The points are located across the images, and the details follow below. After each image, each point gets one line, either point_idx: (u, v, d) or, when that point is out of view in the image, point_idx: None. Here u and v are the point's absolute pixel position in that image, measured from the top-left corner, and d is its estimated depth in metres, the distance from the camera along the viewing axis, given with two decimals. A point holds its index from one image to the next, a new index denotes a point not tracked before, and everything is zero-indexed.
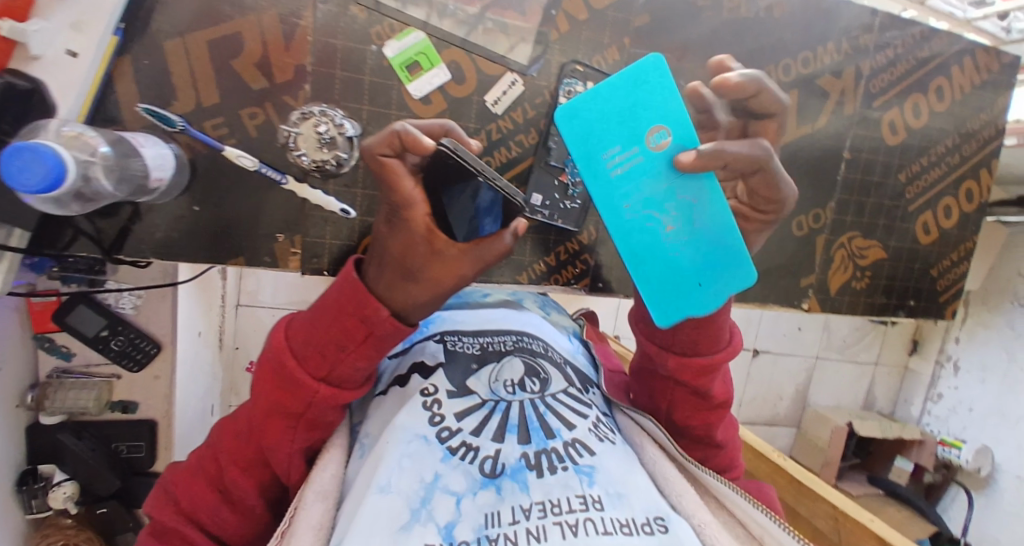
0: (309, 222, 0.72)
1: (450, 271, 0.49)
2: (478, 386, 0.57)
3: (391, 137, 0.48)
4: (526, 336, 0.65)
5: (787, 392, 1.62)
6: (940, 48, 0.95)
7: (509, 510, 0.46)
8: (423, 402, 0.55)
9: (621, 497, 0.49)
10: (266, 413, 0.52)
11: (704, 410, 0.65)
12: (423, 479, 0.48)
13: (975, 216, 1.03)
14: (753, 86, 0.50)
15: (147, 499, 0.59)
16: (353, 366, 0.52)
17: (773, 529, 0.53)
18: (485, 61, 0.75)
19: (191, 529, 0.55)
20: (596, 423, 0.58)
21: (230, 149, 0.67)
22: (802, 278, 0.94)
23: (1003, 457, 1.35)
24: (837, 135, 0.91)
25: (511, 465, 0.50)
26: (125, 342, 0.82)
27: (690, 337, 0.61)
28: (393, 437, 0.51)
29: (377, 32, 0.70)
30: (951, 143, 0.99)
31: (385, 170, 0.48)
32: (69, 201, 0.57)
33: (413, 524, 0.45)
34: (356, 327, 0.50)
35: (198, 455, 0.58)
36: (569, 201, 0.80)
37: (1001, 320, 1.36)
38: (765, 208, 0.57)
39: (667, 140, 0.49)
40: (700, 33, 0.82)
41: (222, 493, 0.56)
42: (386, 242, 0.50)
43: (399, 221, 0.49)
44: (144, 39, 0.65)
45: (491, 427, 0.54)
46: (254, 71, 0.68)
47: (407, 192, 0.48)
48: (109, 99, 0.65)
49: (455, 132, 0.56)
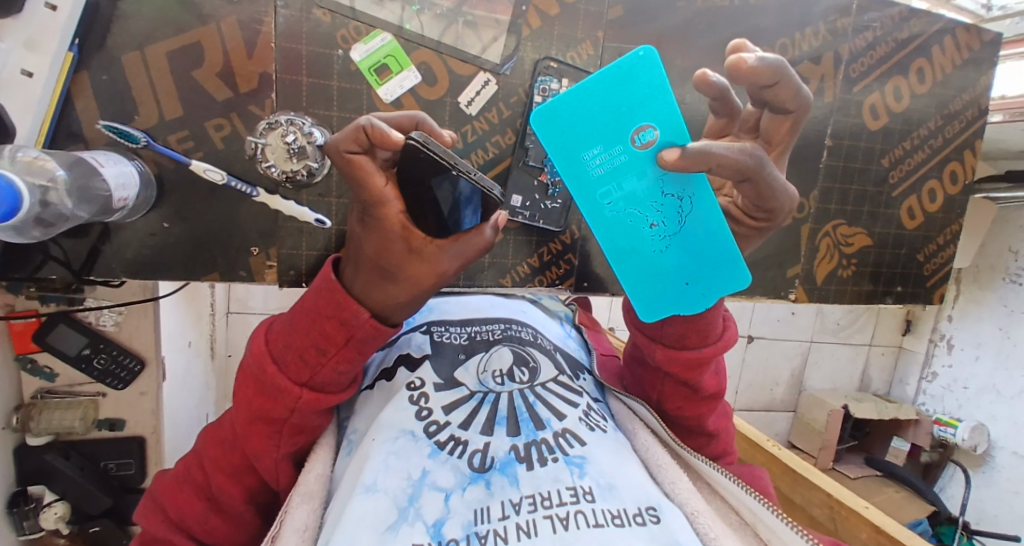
0: (283, 234, 0.71)
1: (428, 270, 0.47)
2: (466, 377, 0.56)
3: (356, 133, 0.45)
4: (514, 325, 0.65)
5: (783, 377, 1.62)
6: (919, 28, 0.94)
7: (499, 505, 0.45)
8: (410, 396, 0.54)
9: (614, 487, 0.47)
10: (249, 420, 0.51)
11: (695, 401, 0.64)
12: (411, 476, 0.47)
13: (960, 198, 1.03)
14: (768, 75, 0.46)
15: (136, 508, 0.58)
16: (336, 370, 0.51)
17: (767, 518, 0.51)
18: (456, 61, 0.73)
19: (181, 538, 0.54)
20: (587, 410, 0.57)
21: (198, 162, 0.66)
22: (789, 269, 0.94)
23: (1000, 433, 1.34)
24: (818, 122, 0.91)
25: (501, 459, 0.49)
26: (108, 360, 0.81)
27: (678, 329, 0.59)
28: (378, 435, 0.50)
29: (343, 36, 0.69)
30: (934, 125, 0.98)
31: (353, 168, 0.45)
32: (29, 227, 0.55)
33: (401, 524, 0.43)
34: (337, 331, 0.49)
35: (184, 463, 0.57)
36: (549, 201, 0.80)
37: (993, 296, 1.35)
38: (756, 215, 0.54)
39: (653, 138, 0.48)
40: (676, 23, 0.81)
41: (209, 502, 0.55)
42: (360, 242, 0.48)
43: (371, 221, 0.47)
44: (101, 54, 0.63)
45: (479, 421, 0.52)
46: (217, 81, 0.66)
47: (378, 190, 0.45)
48: (72, 117, 0.63)
49: (426, 124, 0.53)
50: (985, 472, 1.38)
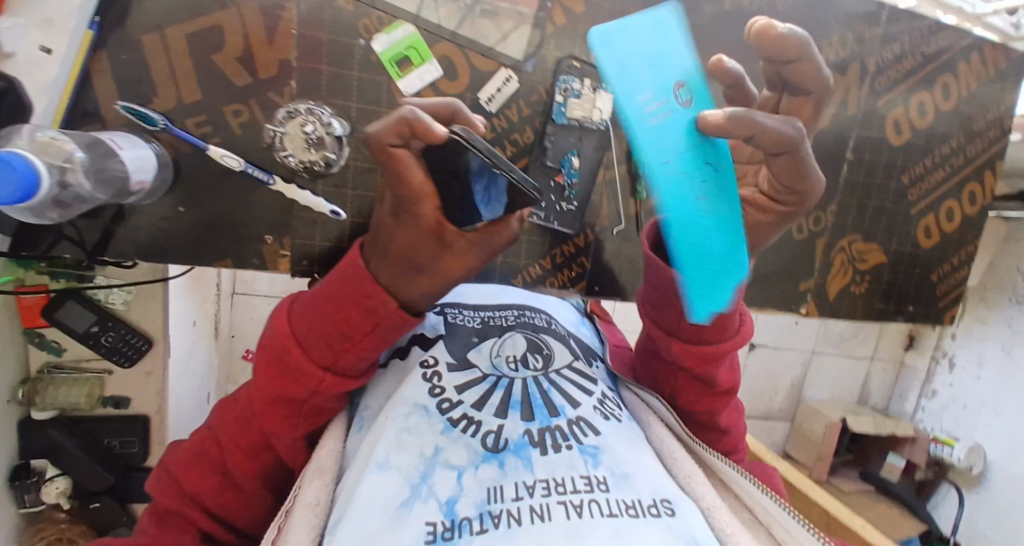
0: (296, 224, 0.71)
1: (458, 265, 0.49)
2: (479, 359, 0.57)
3: (398, 124, 0.43)
4: (528, 311, 0.66)
5: (784, 385, 1.62)
6: (947, 43, 0.93)
7: (512, 485, 0.44)
8: (423, 374, 0.55)
9: (628, 478, 0.46)
10: (268, 400, 0.52)
11: (708, 395, 0.64)
12: (423, 454, 0.47)
13: (976, 218, 1.02)
14: (795, 48, 0.47)
15: (150, 478, 0.59)
16: (359, 357, 0.51)
17: (784, 518, 0.50)
18: (478, 57, 0.73)
19: (196, 512, 0.55)
20: (602, 400, 0.57)
21: (215, 148, 0.65)
22: (801, 282, 0.93)
23: (996, 454, 1.35)
24: (839, 135, 0.90)
25: (515, 441, 0.49)
26: (116, 337, 0.81)
27: (695, 324, 0.58)
28: (392, 412, 0.51)
29: (365, 25, 0.68)
30: (957, 143, 0.97)
31: (394, 163, 0.43)
32: (47, 206, 0.57)
33: (413, 501, 0.43)
34: (362, 319, 0.49)
35: (198, 438, 0.58)
36: (565, 203, 0.80)
37: (998, 316, 1.34)
38: (784, 199, 0.54)
39: (691, 98, 0.45)
40: (702, 27, 0.79)
41: (223, 477, 0.56)
42: (390, 234, 0.48)
43: (406, 217, 0.46)
44: (121, 34, 0.63)
45: (492, 403, 0.52)
46: (236, 67, 0.66)
47: (416, 186, 0.44)
48: (90, 96, 0.63)
49: (462, 114, 0.50)
50: (980, 492, 1.38)
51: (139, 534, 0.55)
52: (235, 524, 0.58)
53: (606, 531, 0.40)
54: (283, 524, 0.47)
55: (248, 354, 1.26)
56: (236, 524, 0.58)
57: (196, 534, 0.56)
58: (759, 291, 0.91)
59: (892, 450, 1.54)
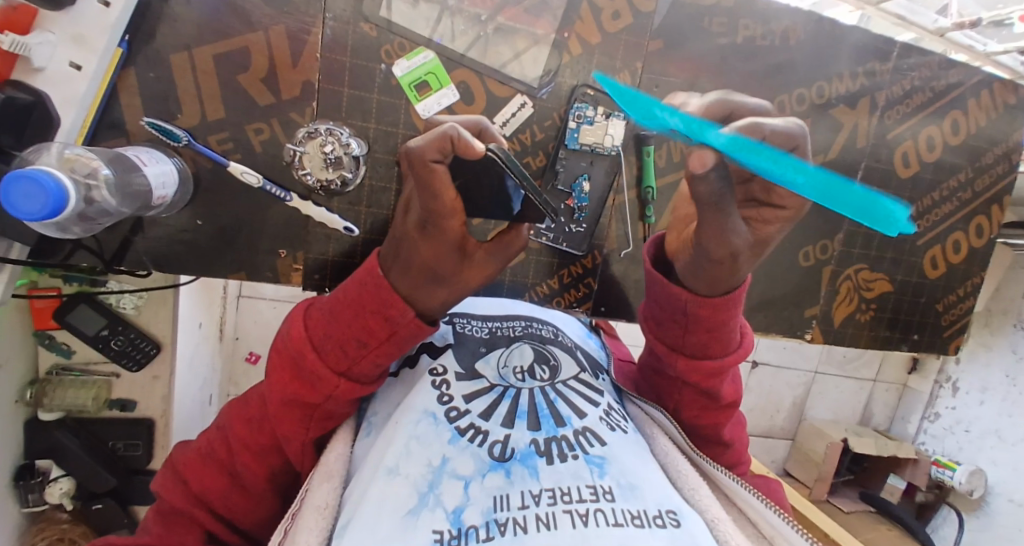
0: (311, 239, 0.74)
1: (477, 273, 0.53)
2: (487, 369, 0.58)
3: (440, 140, 0.45)
4: (535, 323, 0.67)
5: (784, 404, 1.61)
6: (957, 79, 0.94)
7: (519, 494, 0.45)
8: (432, 382, 0.56)
9: (634, 489, 0.47)
10: (283, 403, 0.52)
11: (712, 409, 0.64)
12: (431, 463, 0.48)
13: (983, 251, 1.02)
14: (722, 108, 0.42)
15: (155, 477, 0.59)
16: (374, 363, 0.52)
17: (786, 532, 0.51)
18: (495, 83, 0.75)
19: (202, 512, 0.55)
20: (607, 412, 0.57)
21: (236, 165, 0.68)
22: (806, 309, 0.94)
23: (997, 478, 1.33)
24: (846, 166, 0.91)
25: (522, 450, 0.49)
26: (125, 342, 0.81)
27: (701, 340, 0.58)
28: (403, 419, 0.52)
29: (387, 51, 0.70)
30: (965, 177, 0.98)
31: (432, 178, 0.45)
32: (71, 223, 0.58)
33: (421, 509, 0.44)
34: (379, 326, 0.51)
35: (208, 438, 0.58)
36: (575, 225, 0.81)
37: (1002, 342, 1.34)
38: (785, 202, 0.49)
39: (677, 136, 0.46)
40: (715, 59, 0.81)
41: (232, 478, 0.56)
42: (414, 246, 0.50)
43: (436, 230, 0.49)
44: (149, 52, 0.65)
45: (500, 413, 0.53)
46: (260, 87, 0.69)
47: (450, 202, 0.47)
48: (116, 110, 0.65)
49: (489, 131, 0.54)
50: (981, 517, 1.37)
51: (143, 532, 0.55)
52: (240, 526, 0.58)
53: (612, 539, 0.41)
54: (291, 526, 0.47)
55: (251, 358, 1.27)
56: (239, 525, 0.58)
57: (202, 534, 0.55)
58: (763, 317, 0.92)
59: (894, 472, 1.55)
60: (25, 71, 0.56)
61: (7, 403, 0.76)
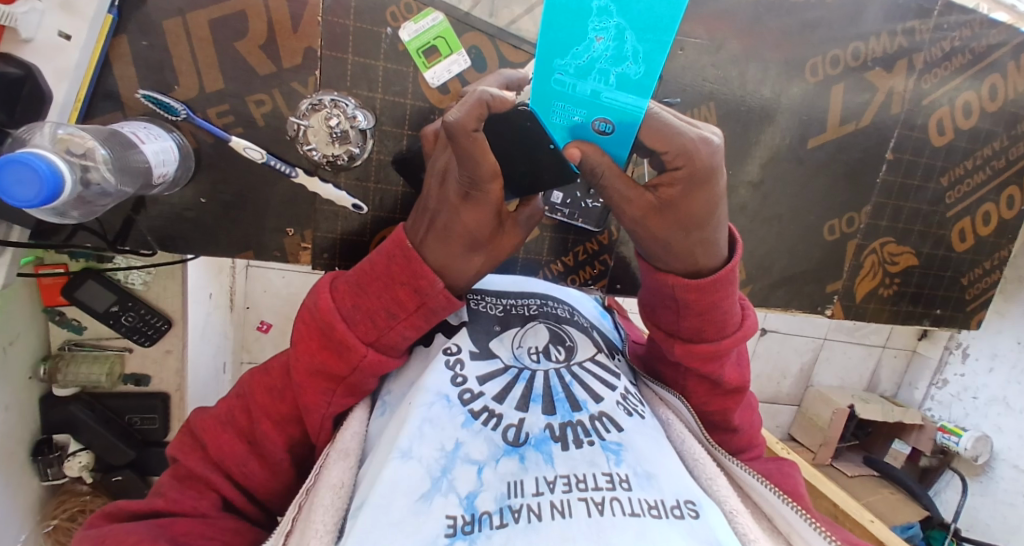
0: (319, 216, 0.72)
1: (509, 241, 0.54)
2: (501, 349, 0.56)
3: (477, 107, 0.45)
4: (550, 301, 0.65)
5: (792, 371, 1.57)
6: (1000, 40, 0.88)
7: (533, 481, 0.44)
8: (446, 361, 0.54)
9: (652, 478, 0.45)
10: (309, 372, 0.51)
11: (719, 395, 0.60)
12: (444, 447, 0.46)
13: (1013, 223, 0.98)
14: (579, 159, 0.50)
15: (172, 440, 0.57)
16: (401, 335, 0.51)
17: (802, 528, 0.50)
18: (509, 48, 0.71)
19: (220, 478, 0.54)
20: (625, 395, 0.55)
21: (237, 140, 0.66)
22: (828, 284, 0.92)
23: (1002, 445, 1.34)
24: (878, 133, 0.86)
25: (535, 436, 0.48)
26: (136, 318, 0.79)
27: (694, 324, 0.54)
28: (416, 399, 0.50)
29: (393, 12, 0.67)
30: (999, 145, 0.93)
31: (476, 147, 0.46)
32: (70, 206, 0.55)
33: (435, 495, 0.43)
34: (409, 298, 0.50)
35: (226, 405, 0.57)
36: (591, 200, 0.78)
37: (1016, 310, 1.31)
38: (678, 163, 0.48)
39: (611, 129, 0.49)
40: (739, 20, 0.76)
41: (250, 446, 0.55)
42: (454, 214, 0.50)
43: (478, 196, 0.49)
44: (141, 18, 0.62)
45: (514, 396, 0.52)
46: (259, 55, 0.65)
47: (490, 167, 0.47)
48: (110, 80, 0.62)
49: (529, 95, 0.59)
50: (983, 481, 1.38)
51: (157, 495, 0.53)
52: (256, 497, 0.57)
53: (628, 531, 0.40)
54: (301, 505, 0.46)
55: (263, 328, 1.25)
56: (256, 495, 0.57)
57: (217, 500, 0.54)
58: (782, 293, 0.90)
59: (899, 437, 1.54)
60: (13, 42, 0.54)
61: (20, 381, 0.76)
